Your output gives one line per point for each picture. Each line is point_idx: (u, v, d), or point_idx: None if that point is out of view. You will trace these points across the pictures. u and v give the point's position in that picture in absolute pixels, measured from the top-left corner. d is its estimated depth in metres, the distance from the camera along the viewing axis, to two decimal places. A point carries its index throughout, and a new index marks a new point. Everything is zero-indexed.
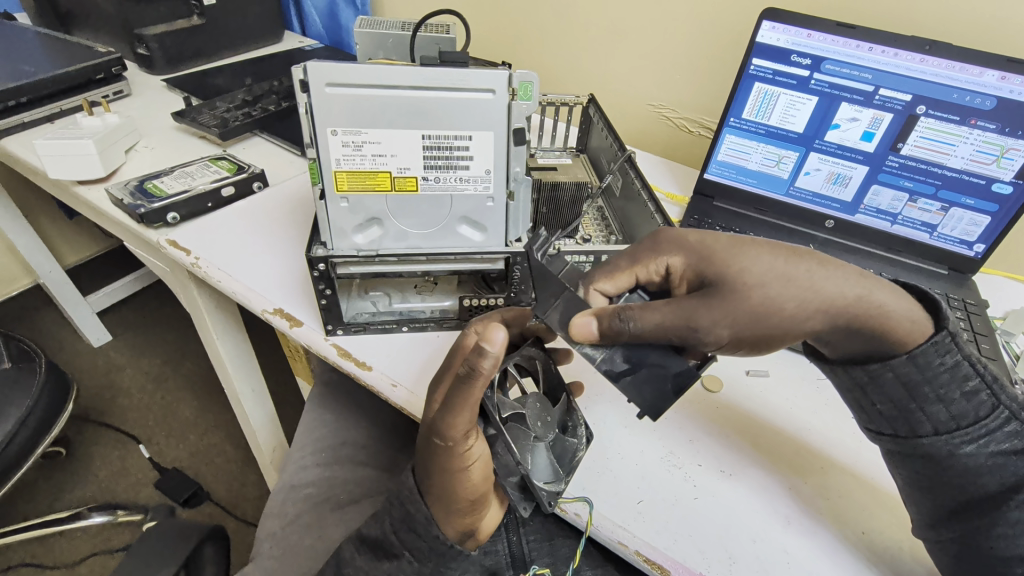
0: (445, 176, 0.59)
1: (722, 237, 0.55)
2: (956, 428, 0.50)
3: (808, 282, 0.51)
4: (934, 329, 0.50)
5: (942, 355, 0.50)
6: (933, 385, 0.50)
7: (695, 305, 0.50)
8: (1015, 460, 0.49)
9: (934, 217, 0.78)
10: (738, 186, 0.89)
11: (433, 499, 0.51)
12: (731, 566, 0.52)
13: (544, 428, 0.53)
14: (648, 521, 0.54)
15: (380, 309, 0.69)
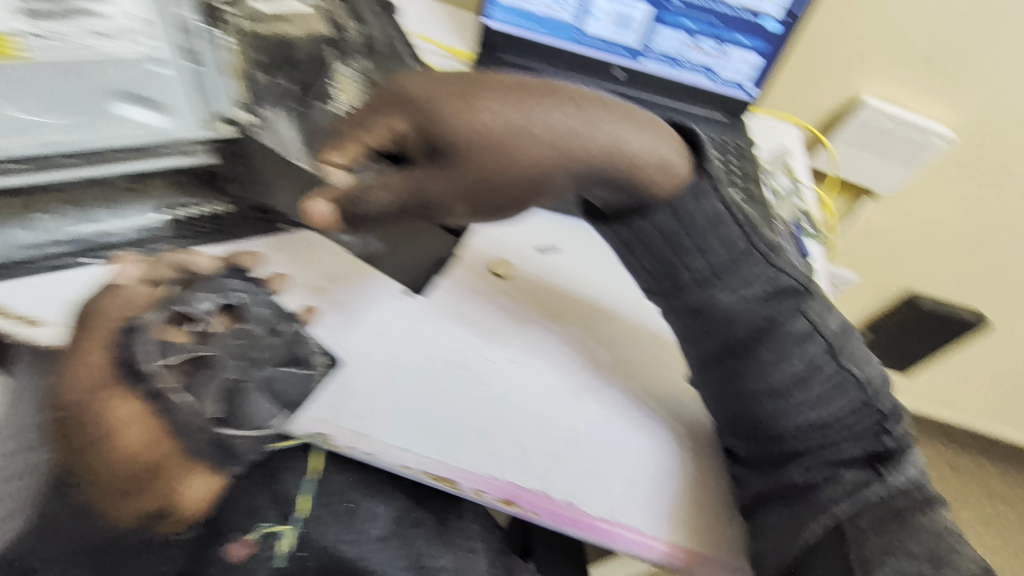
0: (73, 35, 0.46)
1: (451, 91, 0.44)
2: (710, 277, 0.48)
3: (542, 129, 0.42)
4: (692, 171, 0.46)
5: (699, 199, 0.46)
6: (691, 234, 0.47)
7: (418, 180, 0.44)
8: (764, 304, 0.48)
9: (713, 60, 0.75)
10: (523, 36, 0.77)
11: (81, 484, 0.39)
12: (523, 460, 0.49)
13: (244, 364, 0.45)
14: (436, 436, 0.49)
15: (44, 238, 0.46)
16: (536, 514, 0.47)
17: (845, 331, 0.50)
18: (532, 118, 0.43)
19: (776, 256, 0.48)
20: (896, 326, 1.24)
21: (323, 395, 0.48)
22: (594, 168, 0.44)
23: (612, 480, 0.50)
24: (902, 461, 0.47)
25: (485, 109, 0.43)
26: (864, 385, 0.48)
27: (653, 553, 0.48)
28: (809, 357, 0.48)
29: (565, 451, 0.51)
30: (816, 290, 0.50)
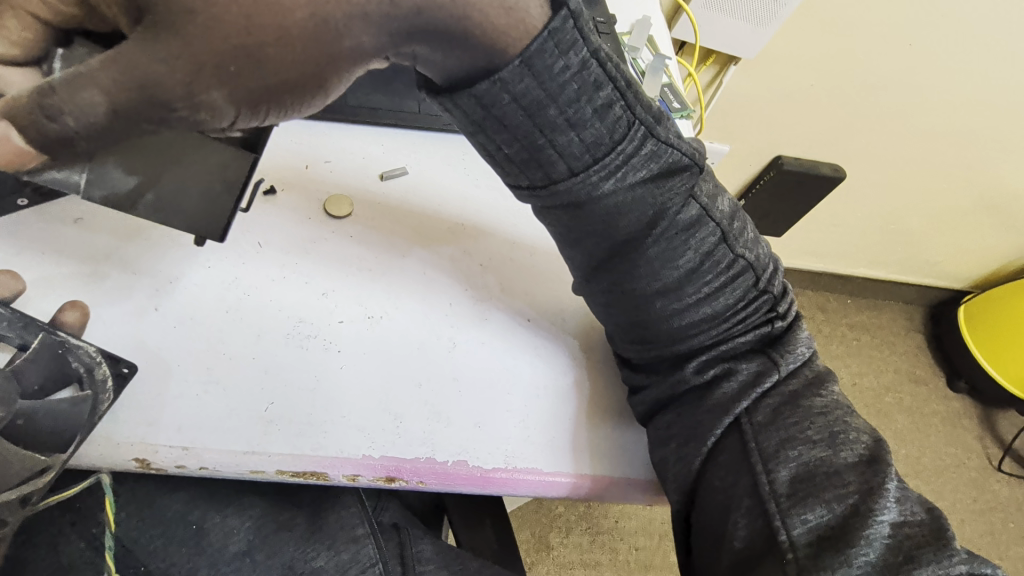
0: None
1: None
2: (588, 160, 0.38)
3: None
4: (551, 11, 0.34)
5: (566, 53, 0.35)
6: (559, 104, 0.36)
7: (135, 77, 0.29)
8: (652, 190, 0.40)
9: None
10: None
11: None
12: (399, 428, 0.41)
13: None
14: (284, 427, 0.39)
15: None
16: (424, 483, 0.41)
17: (735, 212, 0.44)
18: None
19: (664, 127, 0.40)
20: (768, 191, 1.28)
21: (124, 413, 0.38)
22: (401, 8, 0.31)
23: (504, 424, 0.43)
24: (795, 343, 0.44)
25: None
26: (753, 269, 0.44)
27: (559, 489, 0.43)
28: (698, 245, 0.42)
29: (446, 405, 0.43)
30: (705, 167, 0.43)
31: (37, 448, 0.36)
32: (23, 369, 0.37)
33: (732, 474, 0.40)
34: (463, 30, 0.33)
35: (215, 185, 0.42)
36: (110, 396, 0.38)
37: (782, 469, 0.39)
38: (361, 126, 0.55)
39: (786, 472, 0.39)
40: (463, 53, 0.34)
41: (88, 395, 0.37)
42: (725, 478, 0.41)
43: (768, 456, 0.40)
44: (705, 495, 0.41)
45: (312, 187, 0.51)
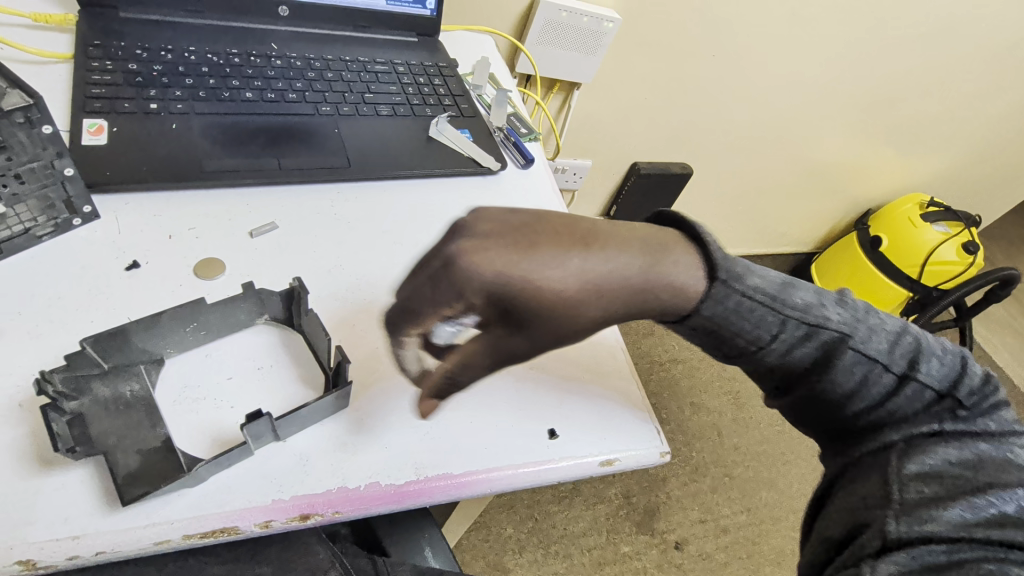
0: None
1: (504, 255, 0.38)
2: (758, 351, 0.47)
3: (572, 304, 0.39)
4: (710, 281, 0.45)
5: (730, 305, 0.45)
6: (728, 326, 0.46)
7: (551, 336, 0.40)
8: (805, 356, 0.47)
9: None
10: None
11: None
12: (306, 467, 0.42)
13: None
14: (182, 491, 0.38)
15: None
16: (340, 512, 0.42)
17: (898, 341, 0.48)
18: (586, 264, 0.39)
19: (806, 297, 0.48)
20: (632, 195, 1.42)
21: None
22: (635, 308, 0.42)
23: (410, 440, 0.45)
24: (984, 422, 0.45)
25: (500, 267, 0.37)
26: (923, 385, 0.47)
27: (474, 490, 0.45)
28: (864, 372, 0.47)
29: (351, 435, 0.44)
30: (857, 326, 0.47)
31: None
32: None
33: (871, 464, 0.46)
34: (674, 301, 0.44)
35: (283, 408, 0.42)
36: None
37: (912, 464, 0.43)
38: (223, 190, 0.56)
39: (914, 467, 0.43)
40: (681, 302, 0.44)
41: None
42: (857, 479, 0.45)
43: (913, 450, 0.44)
44: (854, 461, 0.47)
45: (179, 253, 0.50)
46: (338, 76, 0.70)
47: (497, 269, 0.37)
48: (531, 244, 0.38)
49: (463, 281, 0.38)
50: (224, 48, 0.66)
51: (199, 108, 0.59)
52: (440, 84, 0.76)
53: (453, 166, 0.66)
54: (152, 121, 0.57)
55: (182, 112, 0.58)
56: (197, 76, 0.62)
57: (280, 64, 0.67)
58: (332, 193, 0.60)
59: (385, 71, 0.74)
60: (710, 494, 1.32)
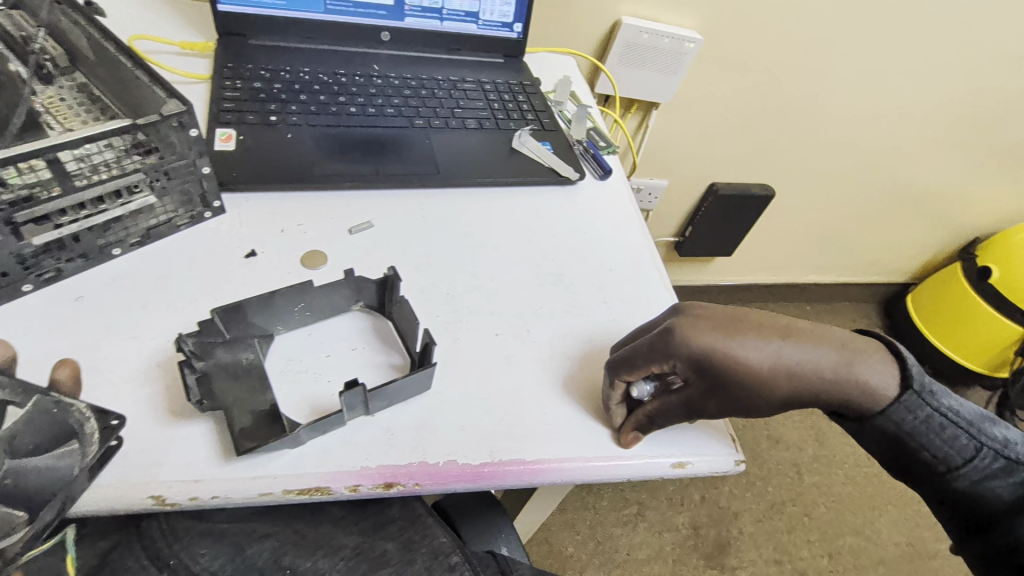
0: None
1: (719, 328, 0.46)
2: (948, 471, 0.48)
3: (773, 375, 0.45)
4: (901, 388, 0.47)
5: (915, 413, 0.47)
6: (917, 438, 0.48)
7: (737, 405, 0.46)
8: (995, 484, 0.47)
9: (472, 4, 0.79)
10: (268, 13, 0.72)
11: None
12: (391, 441, 0.45)
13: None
14: (283, 450, 0.43)
15: None
16: (420, 485, 0.44)
17: None
18: (790, 352, 0.46)
19: (999, 432, 0.49)
20: (708, 216, 1.39)
21: (131, 456, 0.40)
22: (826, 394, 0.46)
23: (487, 425, 0.48)
24: None
25: (708, 341, 0.45)
26: None
27: (545, 478, 0.46)
28: None
29: (433, 414, 0.47)
30: None
31: (26, 505, 0.36)
32: (20, 432, 0.38)
33: None
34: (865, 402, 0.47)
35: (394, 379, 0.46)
36: (94, 449, 0.39)
37: None
38: (328, 193, 0.62)
39: None
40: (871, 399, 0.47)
41: (74, 451, 0.38)
42: None
43: None
44: None
45: (289, 245, 0.56)
46: (431, 93, 0.76)
47: (712, 342, 0.45)
48: (743, 325, 0.47)
49: (674, 347, 0.46)
50: (333, 70, 0.74)
51: (311, 121, 0.66)
52: (524, 100, 0.80)
53: (534, 176, 0.70)
54: (272, 131, 0.64)
55: (297, 124, 0.66)
56: (310, 93, 0.69)
57: (380, 83, 0.74)
58: (421, 197, 0.65)
59: (474, 88, 0.79)
60: (786, 533, 1.24)
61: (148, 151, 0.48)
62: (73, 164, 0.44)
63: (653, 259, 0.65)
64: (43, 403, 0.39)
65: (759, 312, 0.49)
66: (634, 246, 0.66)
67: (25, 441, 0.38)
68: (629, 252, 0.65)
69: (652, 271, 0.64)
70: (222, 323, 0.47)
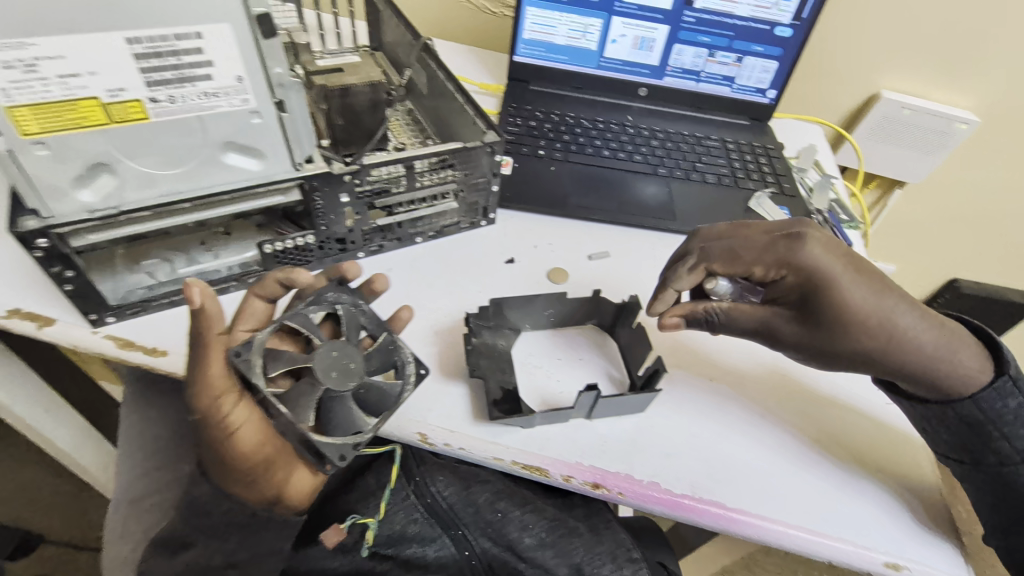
0: (183, 94, 0.44)
1: (847, 254, 0.50)
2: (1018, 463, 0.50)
3: (867, 310, 0.49)
4: (995, 374, 0.50)
5: (1006, 397, 0.49)
6: (999, 424, 0.50)
7: (814, 334, 0.50)
8: None
9: (731, 69, 0.84)
10: (551, 65, 0.85)
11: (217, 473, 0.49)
12: (604, 447, 0.51)
13: (340, 379, 0.46)
14: (518, 428, 0.51)
15: (108, 208, 0.46)
16: (623, 495, 0.49)
17: None
18: (900, 309, 0.49)
19: None
20: (944, 313, 1.23)
21: (414, 397, 0.52)
22: (912, 359, 0.49)
23: (692, 461, 0.51)
24: None
25: (826, 262, 0.49)
26: None
27: (739, 528, 0.48)
28: None
29: (644, 436, 0.52)
30: None
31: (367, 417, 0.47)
32: (370, 354, 0.49)
33: None
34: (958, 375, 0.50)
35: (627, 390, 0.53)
36: (412, 388, 0.48)
37: None
38: (576, 221, 0.71)
39: None
40: (966, 374, 0.50)
41: (399, 382, 0.48)
42: None
43: None
44: None
45: (540, 259, 0.66)
46: (676, 146, 0.82)
47: (837, 256, 0.50)
48: (866, 262, 0.51)
49: (793, 255, 0.50)
50: (593, 116, 0.84)
51: (571, 158, 0.77)
52: (766, 163, 0.82)
53: None
54: (539, 163, 0.76)
55: (559, 160, 0.77)
56: (573, 134, 0.80)
57: (632, 132, 0.83)
58: (654, 239, 0.71)
59: (717, 146, 0.83)
60: None
61: (451, 166, 0.60)
62: (417, 172, 0.58)
63: None
64: (388, 339, 0.50)
65: (881, 271, 0.52)
66: None
67: (372, 361, 0.49)
68: None
69: None
70: (492, 309, 0.57)
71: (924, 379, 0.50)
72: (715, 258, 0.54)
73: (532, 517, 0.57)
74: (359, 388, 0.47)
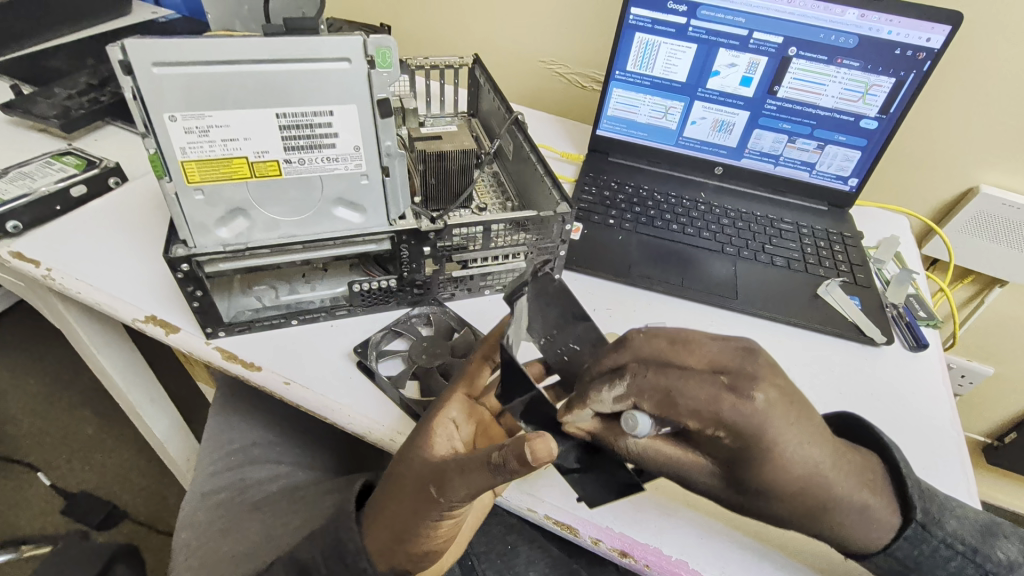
0: (311, 157, 0.54)
1: (786, 428, 0.41)
2: None
3: (816, 488, 0.44)
4: (905, 520, 0.48)
5: (918, 544, 0.49)
6: (919, 568, 0.50)
7: (747, 500, 0.45)
8: None
9: (812, 155, 0.85)
10: (631, 140, 0.90)
11: (380, 525, 0.53)
12: (635, 515, 0.53)
13: (428, 358, 0.62)
14: (555, 484, 0.54)
15: (240, 242, 0.56)
16: (649, 567, 0.50)
17: None
18: (828, 484, 0.44)
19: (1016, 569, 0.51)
20: None
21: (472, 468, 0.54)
22: (847, 524, 0.46)
23: (724, 546, 0.51)
24: None
25: (774, 433, 0.41)
26: None
27: None
28: None
29: (676, 514, 0.53)
30: None
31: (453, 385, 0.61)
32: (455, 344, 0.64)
33: None
34: (882, 523, 0.48)
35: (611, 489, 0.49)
36: None
37: None
38: (638, 290, 0.75)
39: None
40: (889, 529, 0.48)
41: None
42: None
43: None
44: None
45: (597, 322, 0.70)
46: (747, 226, 0.84)
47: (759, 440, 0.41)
48: (803, 431, 0.42)
49: (730, 416, 0.41)
50: (667, 191, 0.88)
51: (639, 229, 0.81)
52: (841, 251, 0.81)
53: (833, 327, 0.71)
54: (608, 232, 0.80)
55: (629, 230, 0.81)
56: (644, 206, 0.84)
57: (703, 209, 0.86)
58: (715, 314, 0.73)
59: (790, 229, 0.84)
60: None
61: (527, 229, 0.66)
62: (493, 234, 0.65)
63: (960, 460, 0.61)
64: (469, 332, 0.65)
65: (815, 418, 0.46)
66: (939, 439, 0.62)
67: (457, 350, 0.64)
68: (932, 444, 0.62)
69: (953, 462, 0.60)
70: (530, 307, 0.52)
71: (853, 541, 0.48)
72: (647, 394, 0.42)
73: (537, 554, 0.60)
74: (444, 366, 0.62)
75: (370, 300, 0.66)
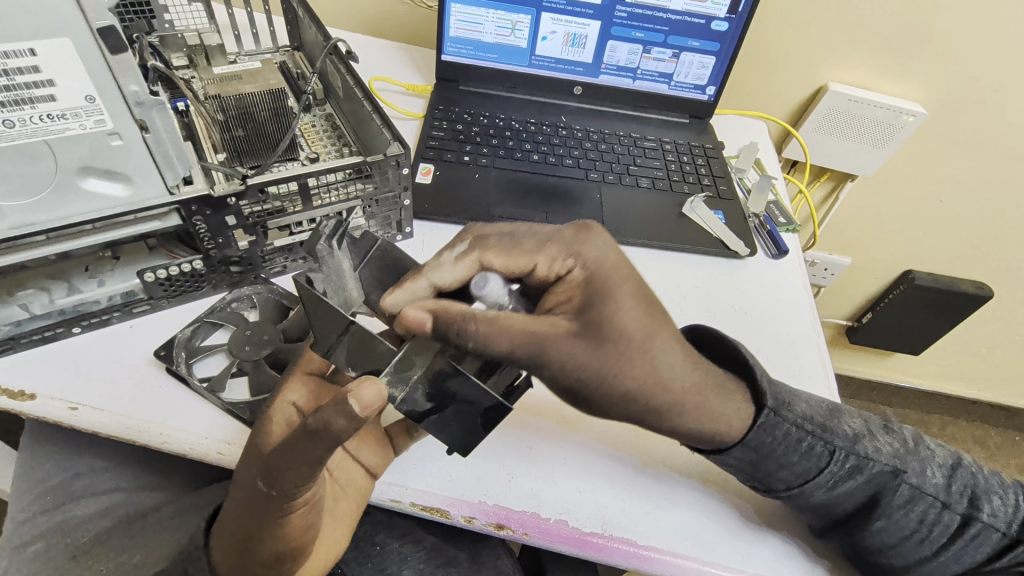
0: (22, 116, 0.40)
1: (624, 277, 0.43)
2: (804, 485, 0.48)
3: (665, 353, 0.42)
4: (757, 409, 0.48)
5: (770, 430, 0.48)
6: (774, 456, 0.48)
7: (607, 365, 0.40)
8: (858, 488, 0.49)
9: (668, 66, 0.80)
10: (480, 64, 0.81)
11: (222, 537, 0.46)
12: (510, 482, 0.49)
13: (253, 350, 0.53)
14: (419, 467, 0.49)
15: None
16: (528, 535, 0.47)
17: (952, 472, 0.51)
18: (665, 349, 0.42)
19: (863, 445, 0.49)
20: (895, 306, 1.23)
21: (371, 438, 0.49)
22: (704, 401, 0.44)
23: (603, 495, 0.49)
24: None
25: (615, 278, 0.42)
26: (986, 526, 0.48)
27: (650, 565, 0.47)
28: (921, 513, 0.48)
29: (553, 472, 0.50)
30: (908, 454, 0.50)
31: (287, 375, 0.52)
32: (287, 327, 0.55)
33: None
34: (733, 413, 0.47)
35: (477, 420, 0.42)
36: None
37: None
38: None
39: None
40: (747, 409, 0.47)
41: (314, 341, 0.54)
42: None
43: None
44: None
45: None
46: (610, 147, 0.79)
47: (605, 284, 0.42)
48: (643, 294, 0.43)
49: (580, 249, 0.44)
50: (525, 117, 0.80)
51: (497, 164, 0.73)
52: (703, 164, 0.79)
53: (699, 246, 0.69)
54: (464, 170, 0.72)
55: (485, 165, 0.73)
56: (501, 137, 0.77)
57: (564, 133, 0.79)
58: None
59: (654, 147, 0.80)
60: None
61: (366, 177, 0.56)
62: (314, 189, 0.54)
63: (820, 359, 0.62)
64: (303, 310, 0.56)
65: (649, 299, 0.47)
66: (801, 341, 0.63)
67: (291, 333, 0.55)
68: (795, 347, 0.63)
69: (815, 361, 0.62)
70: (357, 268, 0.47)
71: (710, 431, 0.46)
72: (491, 248, 0.45)
73: (410, 549, 0.57)
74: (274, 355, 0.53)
75: (177, 289, 0.55)
